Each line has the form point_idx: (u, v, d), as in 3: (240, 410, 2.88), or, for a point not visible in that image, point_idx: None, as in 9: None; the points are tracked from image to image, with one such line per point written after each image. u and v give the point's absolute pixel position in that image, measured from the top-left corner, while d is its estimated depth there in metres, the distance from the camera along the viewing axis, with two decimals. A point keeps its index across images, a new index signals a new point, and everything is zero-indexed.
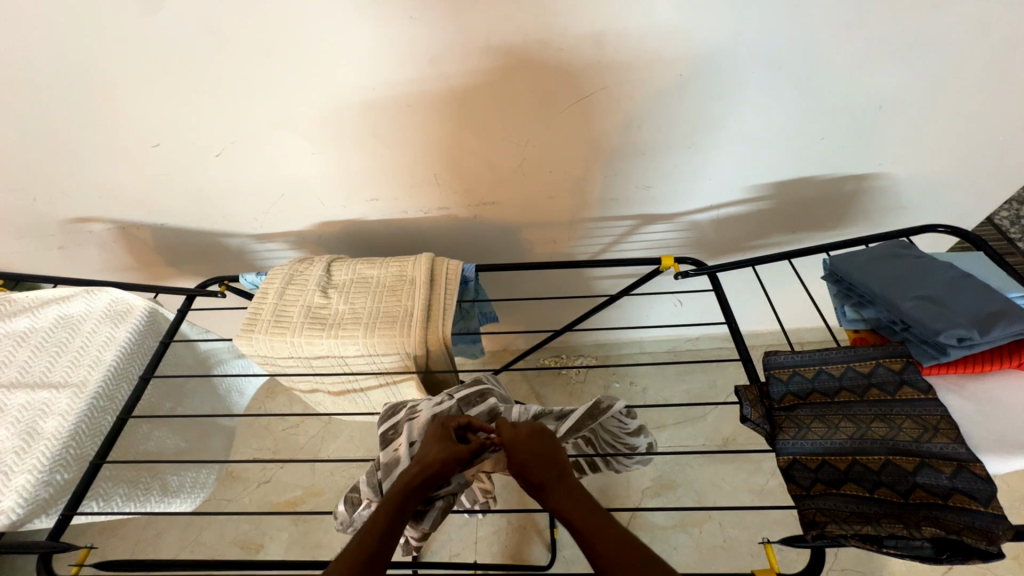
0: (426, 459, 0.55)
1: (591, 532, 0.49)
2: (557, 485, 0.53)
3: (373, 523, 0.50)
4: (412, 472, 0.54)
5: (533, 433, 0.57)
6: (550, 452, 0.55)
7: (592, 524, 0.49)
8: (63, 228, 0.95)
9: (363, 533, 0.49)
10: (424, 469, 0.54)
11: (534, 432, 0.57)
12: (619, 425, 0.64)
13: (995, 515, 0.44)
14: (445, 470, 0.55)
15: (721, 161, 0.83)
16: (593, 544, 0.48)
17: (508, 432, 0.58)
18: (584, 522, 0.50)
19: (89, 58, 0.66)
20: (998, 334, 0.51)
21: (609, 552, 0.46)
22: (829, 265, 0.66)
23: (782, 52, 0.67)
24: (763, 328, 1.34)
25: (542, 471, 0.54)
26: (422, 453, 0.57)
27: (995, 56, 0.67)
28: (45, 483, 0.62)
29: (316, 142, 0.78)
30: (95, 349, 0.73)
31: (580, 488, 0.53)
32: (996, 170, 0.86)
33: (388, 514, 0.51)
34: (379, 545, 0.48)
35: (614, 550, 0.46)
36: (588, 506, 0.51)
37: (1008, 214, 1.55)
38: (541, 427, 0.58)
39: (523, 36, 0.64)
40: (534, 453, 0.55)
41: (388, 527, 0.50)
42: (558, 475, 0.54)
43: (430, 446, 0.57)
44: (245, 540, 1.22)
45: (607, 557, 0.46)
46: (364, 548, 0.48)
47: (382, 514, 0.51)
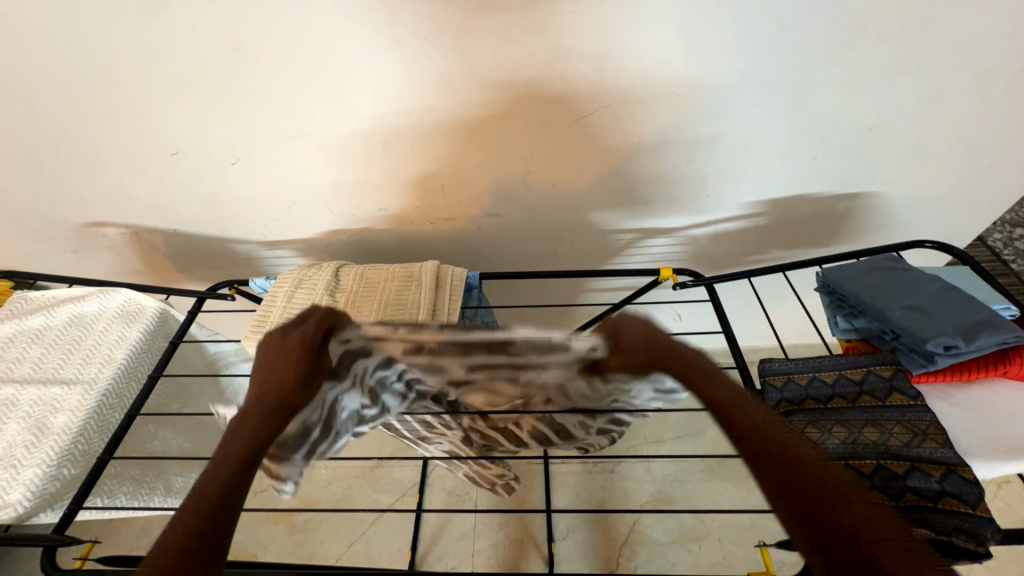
0: (270, 395, 0.56)
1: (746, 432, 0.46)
2: (697, 378, 0.53)
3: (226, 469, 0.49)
4: (254, 417, 0.54)
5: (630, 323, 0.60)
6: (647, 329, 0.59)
7: (747, 422, 0.47)
8: (78, 232, 0.98)
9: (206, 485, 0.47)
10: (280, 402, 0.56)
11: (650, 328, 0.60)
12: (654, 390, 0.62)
13: (984, 517, 0.46)
14: (296, 399, 0.57)
15: (718, 178, 0.87)
16: (753, 450, 0.45)
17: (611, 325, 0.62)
18: (737, 419, 0.48)
19: (119, 68, 0.69)
20: (983, 342, 0.53)
21: (769, 466, 0.43)
22: (822, 276, 0.68)
23: (774, 75, 0.70)
24: (761, 343, 1.35)
25: (696, 374, 0.53)
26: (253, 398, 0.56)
27: (977, 81, 0.71)
28: (53, 478, 0.63)
29: (328, 153, 0.82)
30: (107, 347, 0.75)
31: (747, 397, 0.50)
32: (985, 191, 0.90)
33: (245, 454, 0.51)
34: (235, 485, 0.48)
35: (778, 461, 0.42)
36: (738, 400, 0.49)
37: (1001, 236, 1.58)
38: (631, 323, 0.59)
39: (529, 57, 0.67)
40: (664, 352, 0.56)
41: (248, 462, 0.50)
42: (686, 369, 0.54)
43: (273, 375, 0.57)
44: (239, 549, 1.21)
45: (773, 471, 0.43)
46: (217, 492, 0.46)
47: (236, 453, 0.50)
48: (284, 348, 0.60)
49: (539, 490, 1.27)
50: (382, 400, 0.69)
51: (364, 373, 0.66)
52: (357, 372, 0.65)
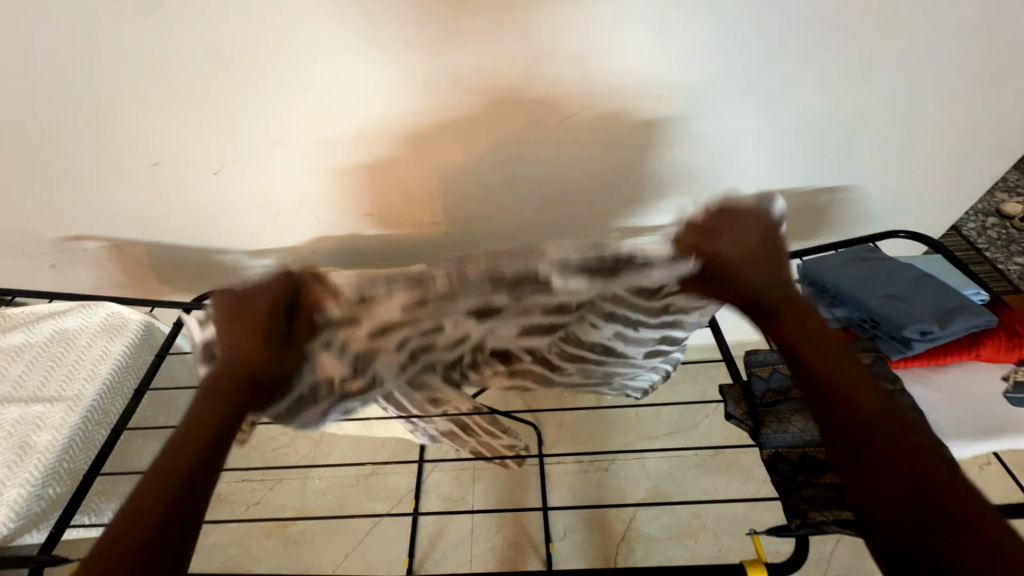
0: (234, 375, 0.63)
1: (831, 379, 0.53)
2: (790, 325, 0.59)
3: (197, 435, 0.57)
4: (233, 377, 0.62)
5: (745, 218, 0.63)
6: (760, 239, 0.63)
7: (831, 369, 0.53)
8: (57, 246, 0.96)
9: (182, 445, 0.56)
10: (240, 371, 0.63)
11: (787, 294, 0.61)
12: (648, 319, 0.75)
13: None
14: (258, 365, 0.64)
15: (700, 175, 0.88)
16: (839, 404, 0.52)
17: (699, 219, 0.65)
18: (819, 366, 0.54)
19: (98, 79, 0.69)
20: (956, 327, 0.55)
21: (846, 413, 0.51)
22: (803, 268, 0.70)
23: (749, 73, 0.72)
24: (748, 337, 1.38)
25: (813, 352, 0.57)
26: (228, 352, 0.64)
27: (941, 76, 0.74)
28: (37, 497, 0.62)
29: (313, 159, 0.81)
30: (91, 362, 0.73)
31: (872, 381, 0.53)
32: (956, 181, 0.93)
33: (217, 422, 0.59)
34: (210, 451, 0.57)
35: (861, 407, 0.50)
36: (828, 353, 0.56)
37: (974, 225, 1.63)
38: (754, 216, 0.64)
39: (511, 59, 0.68)
40: (755, 289, 0.62)
41: (192, 470, 0.54)
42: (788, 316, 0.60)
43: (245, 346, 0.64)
44: (232, 565, 1.19)
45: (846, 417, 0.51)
46: (185, 459, 0.55)
47: (209, 419, 0.59)
48: (257, 314, 0.65)
49: (536, 490, 1.28)
50: (370, 372, 0.73)
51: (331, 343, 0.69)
52: (326, 340, 0.69)
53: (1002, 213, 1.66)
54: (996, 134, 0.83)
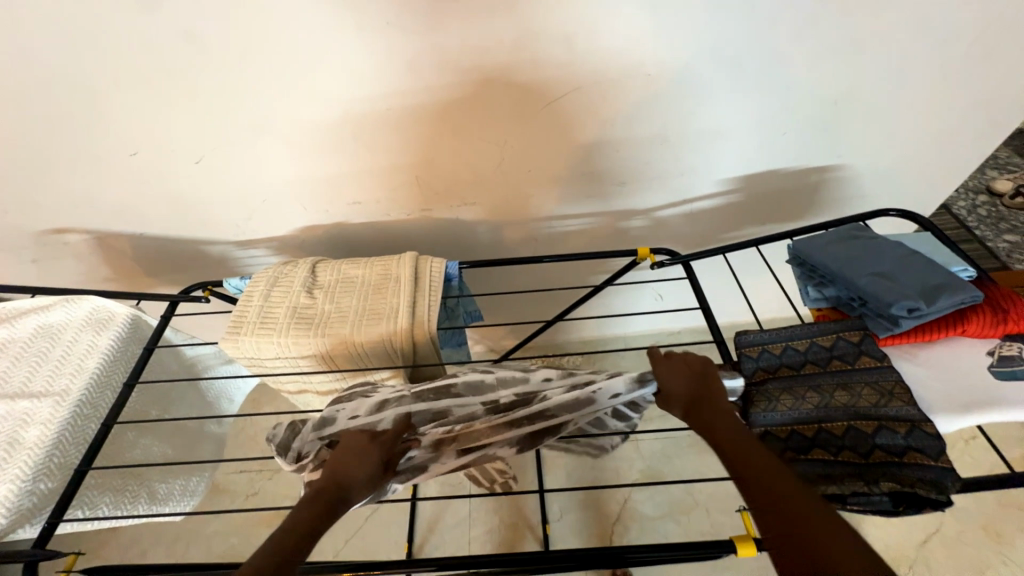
0: (342, 464, 0.57)
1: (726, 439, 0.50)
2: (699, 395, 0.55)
3: (309, 510, 0.53)
4: (330, 482, 0.55)
5: (677, 364, 0.58)
6: (692, 379, 0.57)
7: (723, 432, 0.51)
8: (38, 240, 0.94)
9: (294, 520, 0.51)
10: (336, 476, 0.56)
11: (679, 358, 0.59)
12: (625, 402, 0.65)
13: (944, 468, 0.49)
14: (353, 476, 0.56)
15: (691, 156, 0.87)
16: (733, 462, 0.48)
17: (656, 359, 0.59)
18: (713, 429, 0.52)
19: (67, 65, 0.66)
20: (943, 304, 0.55)
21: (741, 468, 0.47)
22: (793, 249, 0.70)
23: (740, 51, 0.71)
24: (740, 319, 1.39)
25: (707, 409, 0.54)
26: (339, 467, 0.57)
27: (934, 51, 0.73)
28: (29, 492, 0.61)
29: (298, 146, 0.80)
30: (77, 357, 0.72)
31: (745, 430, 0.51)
32: (946, 159, 0.93)
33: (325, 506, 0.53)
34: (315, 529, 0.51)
35: (754, 462, 0.47)
36: (716, 406, 0.54)
37: (965, 204, 1.64)
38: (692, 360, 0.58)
39: (497, 40, 0.66)
40: (689, 377, 0.57)
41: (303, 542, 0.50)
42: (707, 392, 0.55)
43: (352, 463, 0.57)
44: (233, 553, 1.20)
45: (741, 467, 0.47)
46: (298, 532, 0.50)
47: (315, 508, 0.53)
48: (356, 474, 0.56)
49: (531, 474, 1.29)
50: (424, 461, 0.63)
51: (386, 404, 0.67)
52: (386, 398, 0.67)
53: (992, 191, 1.66)
54: (986, 110, 0.82)
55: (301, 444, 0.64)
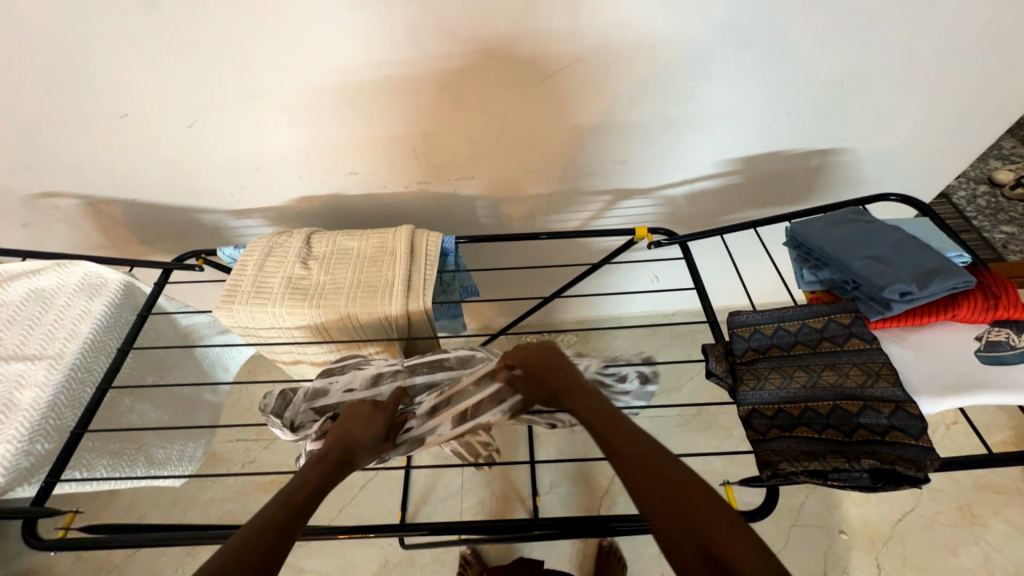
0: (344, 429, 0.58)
1: (620, 446, 0.48)
2: (570, 389, 0.57)
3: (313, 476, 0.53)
4: (337, 444, 0.56)
5: (541, 353, 0.61)
6: (559, 368, 0.59)
7: (616, 435, 0.49)
8: (27, 204, 0.92)
9: (294, 487, 0.51)
10: (344, 439, 0.57)
11: (545, 348, 0.62)
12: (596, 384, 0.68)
13: (924, 447, 0.49)
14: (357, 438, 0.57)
15: (693, 134, 0.86)
16: (630, 472, 0.46)
17: (518, 354, 0.62)
18: (604, 432, 0.50)
19: (48, 21, 0.63)
20: (935, 288, 0.56)
21: (638, 477, 0.45)
22: (790, 231, 0.70)
23: (748, 26, 0.69)
24: (735, 302, 1.39)
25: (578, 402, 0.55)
26: (347, 430, 0.58)
27: (946, 33, 0.71)
28: (25, 453, 0.62)
29: (292, 113, 0.78)
30: (70, 322, 0.72)
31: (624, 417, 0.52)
32: (949, 145, 0.92)
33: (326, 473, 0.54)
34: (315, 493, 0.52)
35: (641, 467, 0.46)
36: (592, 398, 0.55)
37: (965, 193, 1.64)
38: (551, 346, 0.63)
39: (497, 8, 0.64)
40: (544, 367, 0.60)
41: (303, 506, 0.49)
42: (573, 380, 0.58)
43: (357, 424, 0.59)
44: (231, 517, 1.23)
45: (637, 476, 0.46)
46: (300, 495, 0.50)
47: (320, 471, 0.54)
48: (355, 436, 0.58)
49: (523, 448, 1.32)
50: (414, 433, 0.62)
51: (379, 375, 0.68)
52: (377, 369, 0.69)
53: (994, 181, 1.66)
54: (993, 96, 0.81)
55: (292, 413, 0.64)
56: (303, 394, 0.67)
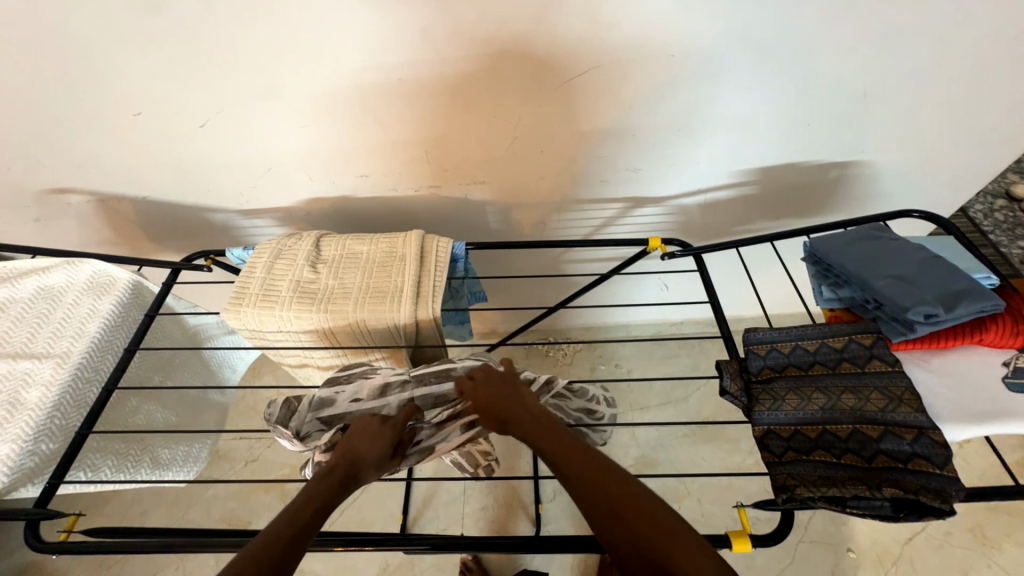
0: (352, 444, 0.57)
1: (575, 471, 0.49)
2: (523, 416, 0.56)
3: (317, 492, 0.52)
4: (346, 459, 0.56)
5: (489, 382, 0.60)
6: (508, 393, 0.59)
7: (569, 461, 0.50)
8: (39, 200, 0.92)
9: (302, 506, 0.50)
10: (351, 455, 0.56)
11: (488, 375, 0.61)
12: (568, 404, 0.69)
13: (950, 477, 0.47)
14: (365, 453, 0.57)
15: (708, 144, 0.84)
16: (582, 493, 0.47)
17: (469, 388, 0.61)
18: (558, 458, 0.51)
19: (63, 18, 0.63)
20: (961, 311, 0.54)
21: (594, 504, 0.46)
22: (809, 246, 0.69)
23: (769, 35, 0.67)
24: (745, 312, 1.37)
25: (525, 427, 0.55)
26: (356, 444, 0.57)
27: (974, 46, 0.69)
28: (29, 453, 0.62)
29: (304, 114, 0.77)
30: (78, 320, 0.72)
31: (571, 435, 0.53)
32: (972, 159, 0.90)
33: (333, 487, 0.53)
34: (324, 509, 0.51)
35: (590, 483, 0.47)
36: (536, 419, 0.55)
37: (982, 207, 1.61)
38: (501, 373, 0.62)
39: (514, 12, 0.63)
40: (492, 395, 0.59)
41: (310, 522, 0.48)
42: (526, 408, 0.57)
43: (367, 440, 0.58)
44: (232, 517, 1.23)
45: (593, 501, 0.47)
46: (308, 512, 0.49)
47: (329, 484, 0.53)
48: (365, 450, 0.57)
49: (527, 455, 1.31)
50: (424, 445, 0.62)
51: (385, 385, 0.67)
52: (384, 379, 0.67)
53: (1011, 195, 1.62)
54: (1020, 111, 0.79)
55: (299, 423, 0.63)
56: (309, 404, 0.65)
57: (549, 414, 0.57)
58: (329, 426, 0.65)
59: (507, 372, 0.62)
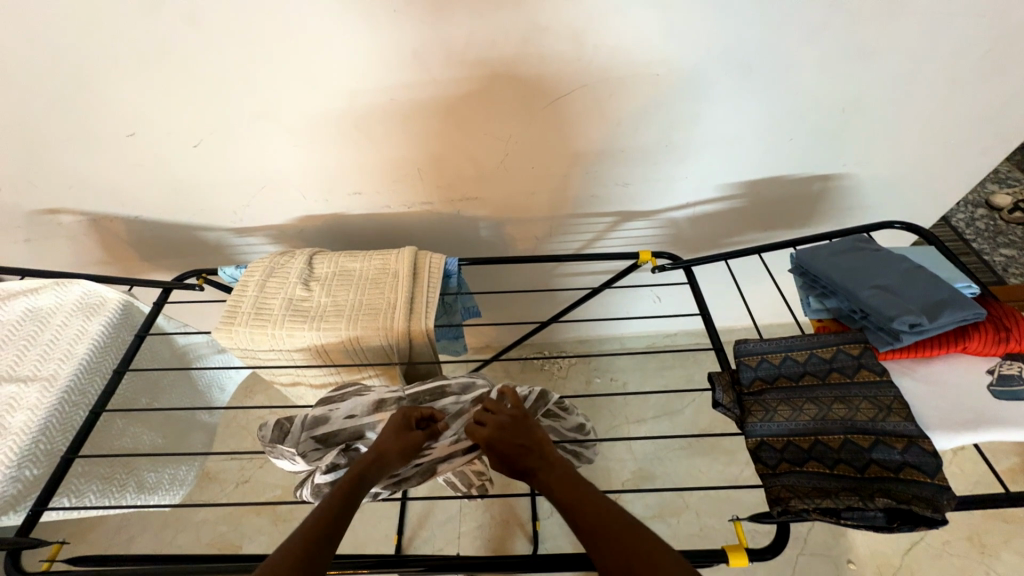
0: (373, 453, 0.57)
1: (590, 523, 0.49)
2: (540, 463, 0.56)
3: (337, 489, 0.53)
4: (368, 456, 0.57)
5: (516, 430, 0.58)
6: (530, 441, 0.58)
7: (585, 511, 0.50)
8: (30, 220, 0.92)
9: (325, 505, 0.51)
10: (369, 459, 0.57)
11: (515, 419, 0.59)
12: (561, 419, 0.69)
13: (940, 486, 0.48)
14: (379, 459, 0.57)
15: (695, 160, 0.87)
16: (589, 534, 0.48)
17: (481, 433, 0.59)
18: (573, 508, 0.51)
19: (60, 42, 0.64)
20: (946, 320, 0.55)
21: (607, 550, 0.47)
22: (796, 258, 0.70)
23: (750, 55, 0.70)
24: (738, 323, 1.38)
25: (545, 475, 0.55)
26: (378, 442, 0.59)
27: (945, 64, 0.72)
28: (13, 479, 0.61)
29: (299, 135, 0.78)
30: (66, 342, 0.71)
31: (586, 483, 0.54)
32: (950, 171, 0.92)
33: (354, 484, 0.54)
34: (343, 512, 0.51)
35: (601, 526, 0.48)
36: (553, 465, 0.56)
37: (964, 216, 1.65)
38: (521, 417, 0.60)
39: (503, 35, 0.65)
40: (515, 442, 0.57)
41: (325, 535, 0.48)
42: (544, 453, 0.57)
43: (390, 438, 0.59)
44: (222, 541, 1.20)
45: (606, 554, 0.46)
46: (329, 516, 0.50)
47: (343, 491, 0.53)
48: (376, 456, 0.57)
49: None
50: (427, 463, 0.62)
51: (380, 400, 0.67)
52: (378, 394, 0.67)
53: (991, 205, 1.67)
54: (992, 125, 0.82)
55: (294, 443, 0.62)
56: (302, 423, 0.64)
57: (563, 460, 0.57)
58: (324, 445, 0.64)
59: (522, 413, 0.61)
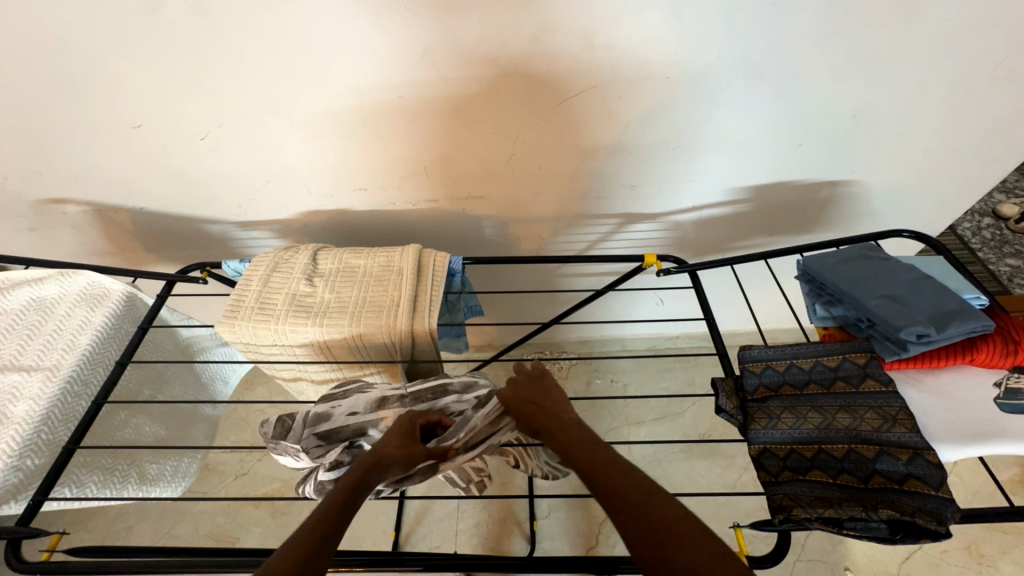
0: (375, 455, 0.56)
1: (606, 484, 0.47)
2: (553, 425, 0.55)
3: (339, 488, 0.53)
4: (366, 458, 0.56)
5: (528, 387, 0.60)
6: (544, 404, 0.58)
7: (603, 472, 0.48)
8: (35, 209, 0.92)
9: (326, 504, 0.51)
10: (370, 459, 0.56)
11: (529, 381, 0.61)
12: None
13: (944, 498, 0.48)
14: (380, 459, 0.56)
15: (703, 163, 0.86)
16: (608, 494, 0.47)
17: (502, 390, 0.61)
18: (591, 470, 0.49)
19: (69, 33, 0.64)
20: (953, 331, 0.55)
21: (625, 516, 0.45)
22: (802, 265, 0.70)
23: (762, 60, 0.69)
24: (740, 327, 1.38)
25: (562, 433, 0.54)
26: (379, 443, 0.58)
27: (958, 72, 0.71)
28: (15, 469, 0.61)
29: (306, 130, 0.78)
30: (69, 332, 0.71)
31: (604, 446, 0.52)
32: (958, 180, 0.91)
33: (355, 482, 0.53)
34: (344, 511, 0.51)
35: (620, 486, 0.47)
36: (570, 427, 0.54)
37: (971, 225, 1.64)
38: (534, 376, 0.62)
39: (514, 35, 0.65)
40: (528, 401, 0.58)
41: (325, 533, 0.48)
42: (559, 417, 0.56)
43: (392, 439, 0.58)
44: (220, 533, 1.20)
45: (624, 519, 0.45)
46: (330, 515, 0.50)
47: (343, 491, 0.52)
48: (378, 457, 0.56)
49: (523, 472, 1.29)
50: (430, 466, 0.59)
51: (380, 399, 0.66)
52: (378, 392, 0.67)
53: (998, 214, 1.66)
54: (1004, 134, 0.81)
55: (296, 440, 0.62)
56: (305, 420, 0.65)
57: (582, 425, 0.55)
58: (326, 441, 0.63)
59: (542, 376, 0.62)
